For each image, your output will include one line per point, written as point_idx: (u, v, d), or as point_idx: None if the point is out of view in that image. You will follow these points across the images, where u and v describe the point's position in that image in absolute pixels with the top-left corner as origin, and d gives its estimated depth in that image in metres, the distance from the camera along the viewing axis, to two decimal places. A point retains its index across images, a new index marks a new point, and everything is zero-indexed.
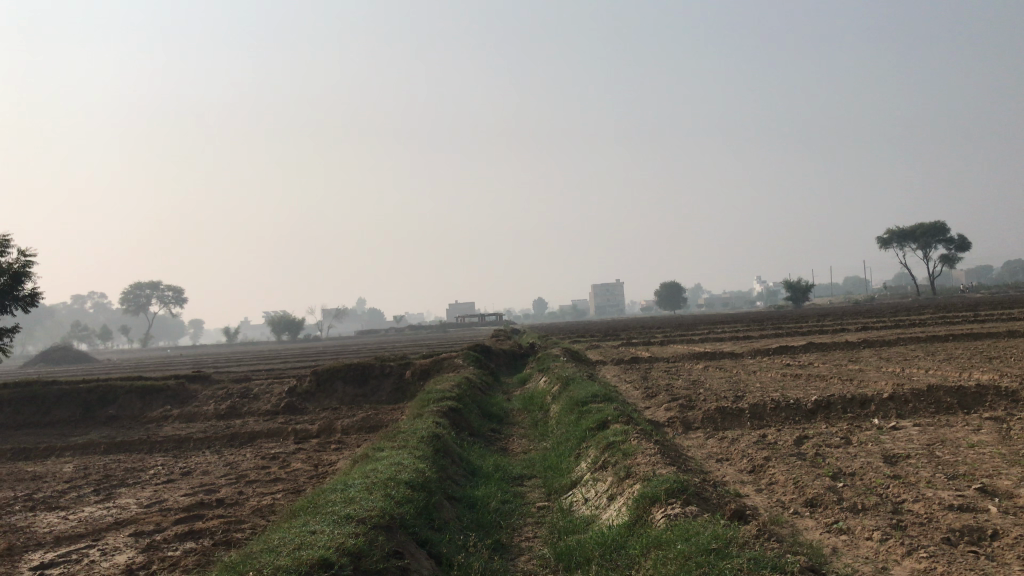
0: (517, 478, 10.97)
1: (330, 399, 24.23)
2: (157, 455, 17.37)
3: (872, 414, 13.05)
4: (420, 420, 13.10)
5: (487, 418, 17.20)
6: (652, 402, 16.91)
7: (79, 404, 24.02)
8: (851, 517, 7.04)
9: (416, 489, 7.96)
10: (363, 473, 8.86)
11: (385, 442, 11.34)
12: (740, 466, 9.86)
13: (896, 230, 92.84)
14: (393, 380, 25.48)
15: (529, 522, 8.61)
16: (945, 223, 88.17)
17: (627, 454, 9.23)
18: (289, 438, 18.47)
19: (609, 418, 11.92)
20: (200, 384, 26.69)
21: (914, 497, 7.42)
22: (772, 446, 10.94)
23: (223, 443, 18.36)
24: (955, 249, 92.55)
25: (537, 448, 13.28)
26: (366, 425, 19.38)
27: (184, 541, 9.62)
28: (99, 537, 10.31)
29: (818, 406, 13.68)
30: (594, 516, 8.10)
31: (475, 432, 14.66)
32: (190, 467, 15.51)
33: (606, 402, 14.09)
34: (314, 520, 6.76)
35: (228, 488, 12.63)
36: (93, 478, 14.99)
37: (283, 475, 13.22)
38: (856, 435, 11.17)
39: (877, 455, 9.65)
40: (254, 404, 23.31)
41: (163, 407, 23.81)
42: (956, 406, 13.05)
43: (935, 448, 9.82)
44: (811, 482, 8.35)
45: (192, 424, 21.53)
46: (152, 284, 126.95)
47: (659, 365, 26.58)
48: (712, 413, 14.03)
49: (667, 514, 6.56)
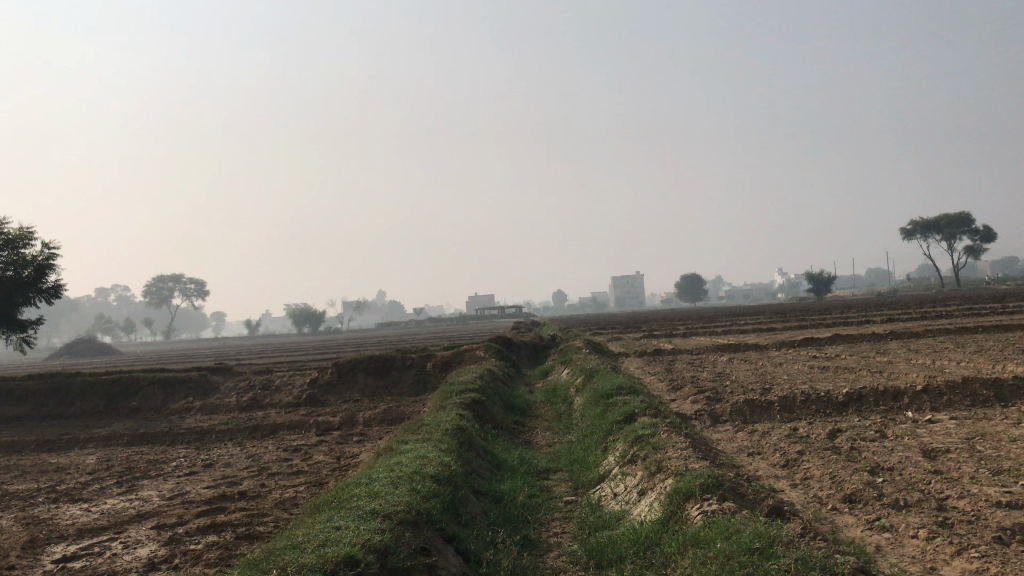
0: (543, 471, 10.76)
1: (351, 391, 24.16)
2: (179, 447, 17.34)
3: (905, 407, 12.73)
4: (443, 412, 12.95)
5: (510, 411, 17.01)
6: (678, 395, 16.67)
7: (102, 396, 24.08)
8: (894, 514, 6.78)
9: (442, 483, 7.77)
10: (388, 467, 8.67)
11: (410, 435, 11.17)
12: (773, 460, 9.61)
13: (919, 222, 91.65)
14: (414, 372, 25.37)
15: (557, 517, 8.40)
16: (970, 213, 86.99)
17: (657, 447, 8.99)
18: (312, 430, 18.41)
19: (636, 411, 11.68)
20: (222, 376, 26.72)
21: (959, 493, 7.13)
22: (804, 440, 10.66)
23: (245, 435, 18.30)
24: (980, 241, 91.37)
25: (561, 441, 13.07)
26: (388, 417, 19.23)
27: (206, 534, 9.51)
28: (121, 529, 10.22)
29: (849, 398, 13.38)
30: (625, 511, 7.88)
31: (499, 424, 14.49)
32: (212, 460, 15.44)
33: (632, 394, 13.86)
34: (338, 515, 6.57)
35: (250, 481, 12.52)
36: (116, 469, 14.96)
37: (306, 468, 13.11)
38: (891, 428, 10.87)
39: (915, 449, 9.34)
40: (275, 396, 23.26)
41: (185, 399, 23.83)
42: (992, 399, 12.70)
43: (976, 442, 9.49)
44: (848, 477, 8.08)
45: (214, 416, 21.50)
46: (175, 277, 128.18)
47: (682, 357, 26.27)
48: (741, 405, 13.77)
49: (703, 510, 6.32)
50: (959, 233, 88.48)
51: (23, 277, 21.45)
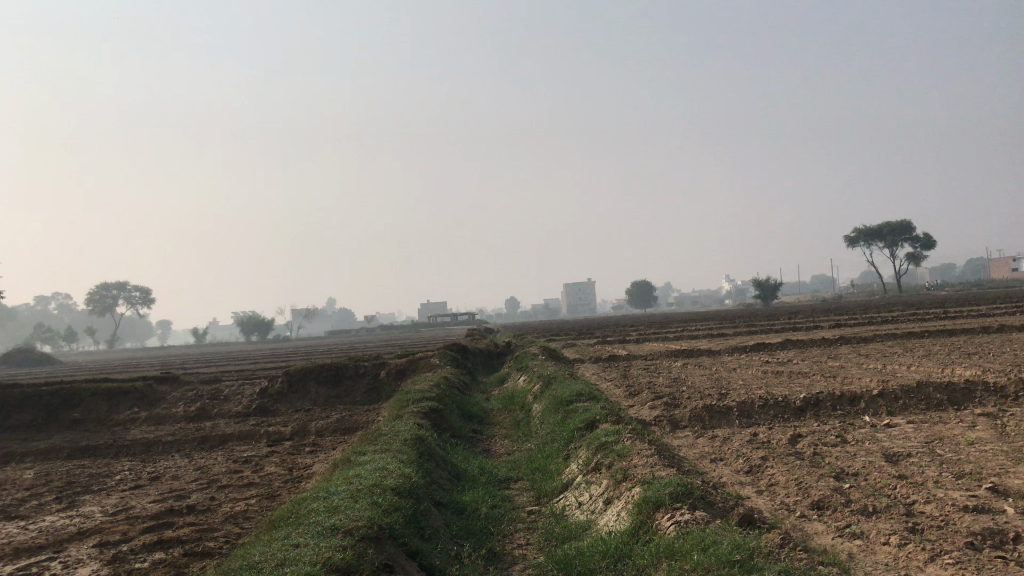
0: (504, 481, 10.54)
1: (303, 400, 23.64)
2: (124, 460, 16.72)
3: (862, 412, 12.76)
4: (401, 421, 12.64)
5: (466, 419, 16.74)
6: (635, 401, 16.54)
7: (42, 407, 23.20)
8: (864, 521, 6.71)
9: (404, 495, 7.51)
10: (346, 479, 8.34)
11: (367, 445, 10.85)
12: (737, 466, 9.52)
13: (863, 229, 93.47)
14: (367, 381, 24.93)
15: (521, 528, 8.18)
16: (911, 221, 89.08)
17: (622, 455, 8.83)
18: (262, 441, 17.93)
19: (597, 418, 11.51)
20: (169, 386, 25.96)
21: (926, 498, 7.10)
22: (766, 445, 10.60)
23: (193, 446, 17.74)
24: (921, 249, 93.63)
25: (520, 449, 12.86)
26: (342, 427, 18.82)
27: (153, 552, 9.10)
28: (61, 548, 9.74)
29: (807, 403, 13.39)
30: (591, 521, 7.70)
31: (456, 433, 14.22)
32: (158, 473, 14.89)
33: (591, 401, 13.68)
34: (296, 532, 6.27)
35: (198, 494, 12.07)
36: (56, 484, 14.35)
37: (257, 480, 12.71)
38: (851, 433, 10.87)
39: (877, 454, 9.32)
40: (223, 406, 22.64)
41: (130, 410, 23.08)
42: (946, 402, 12.79)
43: (936, 447, 9.50)
44: (814, 484, 8.00)
45: (160, 426, 20.85)
46: (118, 285, 125.26)
47: (636, 363, 26.22)
48: (699, 411, 13.70)
49: (675, 520, 6.17)
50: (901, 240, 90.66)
51: None
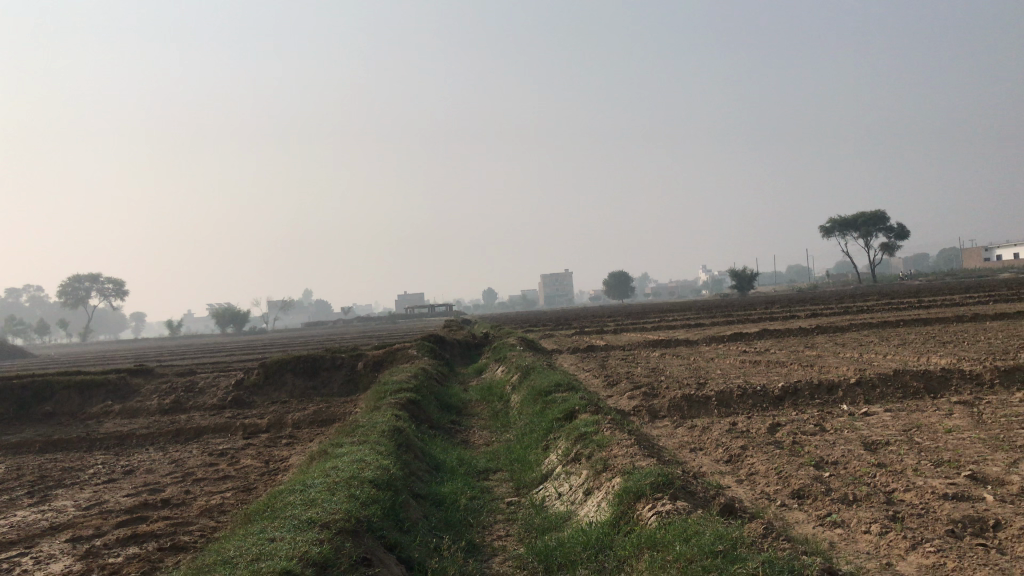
0: (483, 472, 10.47)
1: (279, 392, 23.43)
2: (97, 453, 16.47)
3: (839, 401, 12.81)
4: (378, 412, 12.53)
5: (444, 410, 16.64)
6: (614, 391, 16.53)
7: (13, 401, 22.83)
8: (845, 509, 6.69)
9: (382, 488, 7.41)
10: (323, 472, 8.22)
11: (344, 437, 10.72)
12: (716, 456, 9.51)
13: (838, 219, 94.13)
14: (344, 372, 24.75)
15: (500, 519, 8.11)
16: (885, 211, 89.84)
17: (602, 445, 8.77)
18: (238, 433, 17.73)
19: (576, 408, 11.45)
20: (143, 378, 25.65)
21: (906, 486, 7.11)
22: (745, 434, 10.60)
23: (168, 439, 17.52)
24: (895, 239, 94.46)
25: (499, 440, 12.80)
26: (319, 418, 18.67)
27: (127, 546, 8.94)
28: (33, 543, 9.55)
29: (785, 392, 13.43)
30: (571, 512, 7.65)
31: (435, 424, 14.13)
32: (133, 466, 14.67)
33: (570, 391, 13.64)
34: (272, 526, 6.14)
35: (173, 488, 11.90)
36: (27, 479, 14.10)
37: (233, 473, 12.55)
38: (829, 422, 10.90)
39: (856, 442, 9.33)
40: (199, 398, 22.40)
41: (103, 403, 22.76)
42: (923, 390, 12.85)
43: (914, 434, 9.54)
44: (794, 473, 8.00)
45: (135, 419, 20.58)
46: (92, 277, 123.76)
47: (614, 353, 26.25)
48: (678, 400, 13.69)
49: (656, 510, 6.12)
50: (875, 231, 91.40)
51: None
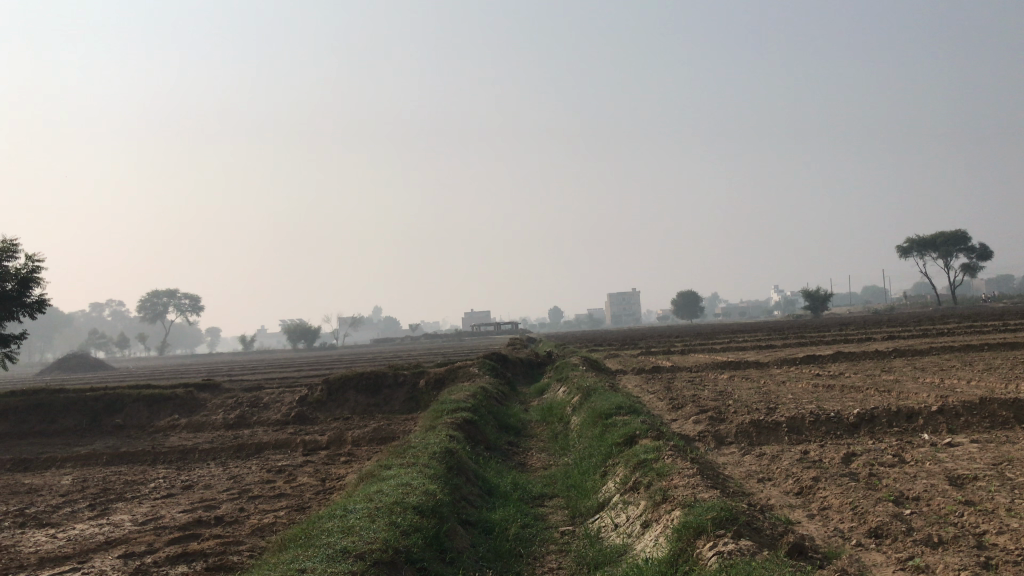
0: (538, 498, 10.05)
1: (341, 409, 23.37)
2: (160, 467, 16.56)
3: (920, 429, 12.02)
4: (432, 433, 12.23)
5: (503, 431, 16.25)
6: (679, 415, 15.93)
7: (86, 413, 23.27)
8: (929, 553, 6.09)
9: (427, 514, 7.06)
10: (367, 496, 7.93)
11: (394, 458, 10.43)
12: (786, 487, 8.91)
13: (916, 239, 90.93)
14: (406, 390, 24.60)
15: (552, 550, 7.69)
16: (967, 231, 86.60)
17: (662, 474, 8.28)
18: (298, 450, 17.64)
19: (637, 432, 10.95)
20: (209, 393, 25.90)
21: (998, 528, 6.46)
22: (818, 464, 9.95)
23: (229, 454, 17.53)
24: (977, 259, 90.97)
25: (557, 463, 12.37)
26: (378, 436, 18.47)
27: (175, 565, 8.78)
28: (85, 558, 9.48)
29: (861, 419, 12.67)
30: (627, 545, 7.19)
31: (491, 445, 13.79)
32: (192, 481, 14.64)
33: (632, 414, 13.13)
34: (305, 555, 5.87)
35: (228, 505, 11.78)
36: (90, 491, 14.20)
37: (288, 490, 12.38)
38: (910, 452, 10.16)
39: (939, 476, 8.62)
40: (263, 414, 22.47)
41: (170, 417, 23.03)
42: (1013, 420, 11.95)
43: (1005, 469, 8.78)
44: (871, 508, 7.38)
45: (199, 433, 20.72)
46: (169, 292, 127.36)
47: (681, 375, 25.50)
48: (746, 426, 13.05)
49: (717, 549, 5.65)
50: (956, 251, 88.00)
51: (6, 290, 21.00)
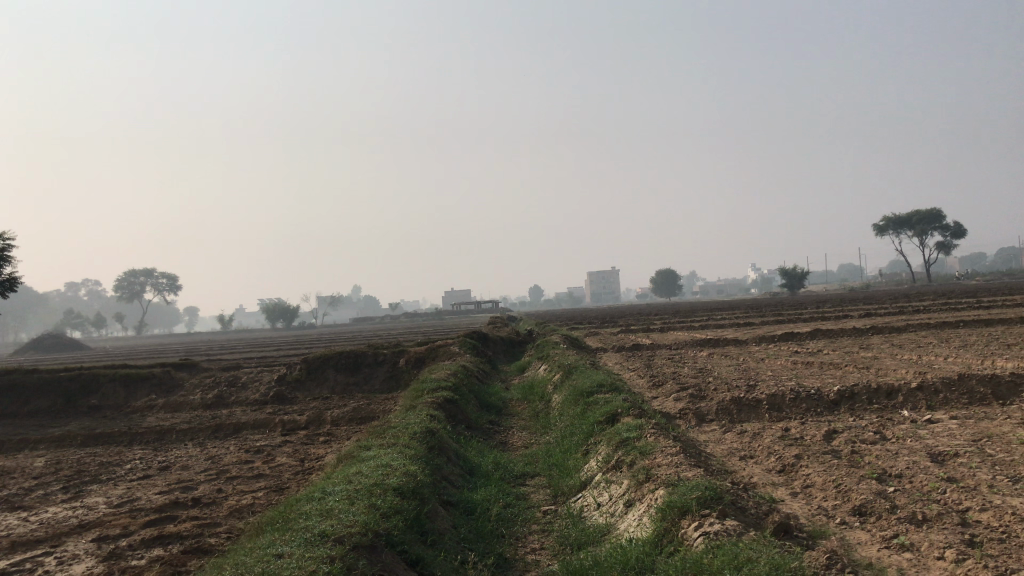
0: (520, 477, 9.98)
1: (320, 388, 23.20)
2: (136, 448, 16.34)
3: (900, 406, 12.05)
4: (413, 412, 12.09)
5: (484, 410, 16.18)
6: (660, 393, 15.90)
7: (60, 394, 22.92)
8: (914, 531, 6.05)
9: (407, 496, 6.95)
10: (346, 478, 7.80)
11: (374, 439, 10.28)
12: (769, 465, 8.88)
13: (892, 218, 91.53)
14: (386, 369, 24.44)
15: (534, 531, 7.62)
16: (942, 210, 87.33)
17: (645, 453, 8.21)
18: (277, 429, 17.48)
19: (620, 410, 10.88)
20: (187, 373, 25.62)
21: (982, 505, 6.44)
22: (800, 442, 9.92)
23: (207, 434, 17.32)
24: (952, 237, 91.81)
25: (539, 442, 12.30)
26: (357, 416, 18.36)
27: (151, 547, 8.62)
28: (58, 542, 9.28)
29: (841, 397, 12.68)
30: (610, 525, 7.12)
31: (472, 424, 13.70)
32: (169, 462, 14.43)
33: (613, 392, 13.08)
34: (282, 539, 5.76)
35: (206, 486, 11.61)
36: (65, 473, 13.97)
37: (266, 471, 12.22)
38: (891, 430, 10.16)
39: (921, 453, 8.61)
40: (241, 393, 22.26)
41: (147, 397, 22.75)
42: (990, 396, 11.99)
43: (985, 445, 8.79)
44: (855, 486, 7.34)
45: (176, 414, 20.48)
46: (146, 272, 126.15)
47: (661, 352, 25.54)
48: (727, 403, 13.02)
49: (703, 529, 5.58)
50: (930, 229, 88.72)
51: None
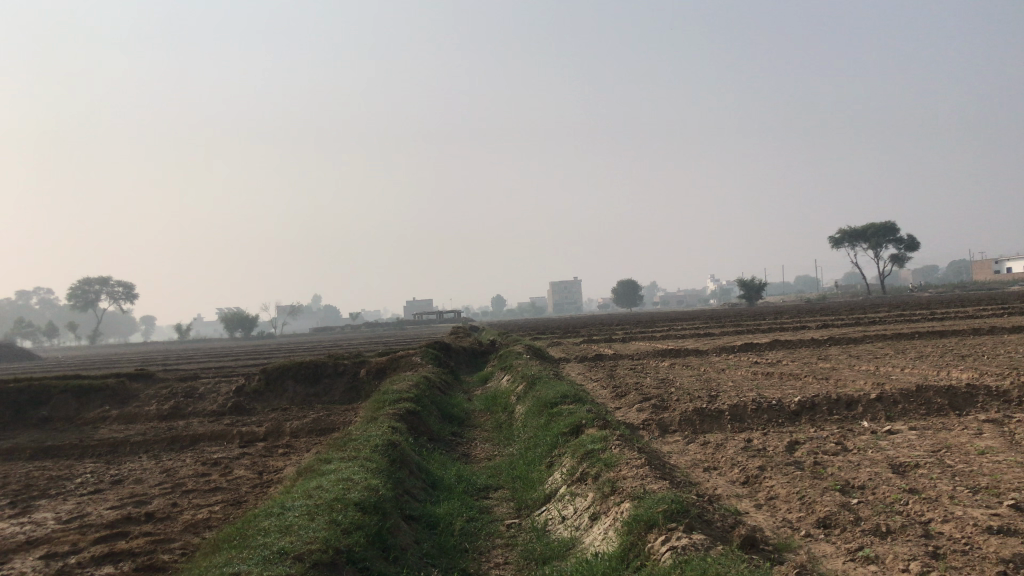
0: (483, 489, 9.87)
1: (279, 399, 22.83)
2: (88, 461, 15.89)
3: (860, 417, 12.15)
4: (374, 424, 11.91)
5: (446, 421, 16.03)
6: (623, 403, 15.87)
7: (8, 406, 22.25)
8: (879, 543, 6.06)
9: (369, 511, 6.81)
10: (306, 492, 7.62)
11: (335, 452, 10.10)
12: (732, 476, 8.88)
13: (848, 231, 92.99)
14: (346, 379, 24.16)
15: (498, 545, 7.51)
16: (896, 223, 88.98)
17: (610, 465, 8.14)
18: (235, 441, 17.14)
19: (583, 422, 10.82)
20: (142, 383, 25.07)
21: (944, 516, 6.48)
22: (763, 453, 9.94)
23: (162, 446, 16.94)
24: (906, 249, 93.58)
25: (502, 454, 12.20)
26: (317, 427, 18.08)
27: (102, 565, 8.35)
28: (3, 560, 8.95)
29: (802, 407, 12.77)
30: (575, 539, 7.04)
31: (435, 436, 13.55)
32: (122, 476, 14.06)
33: (577, 403, 13.02)
34: (239, 558, 5.59)
35: (160, 500, 11.31)
36: (12, 488, 13.52)
37: (223, 484, 11.94)
38: (851, 440, 10.23)
39: (882, 464, 8.68)
40: (198, 404, 21.82)
41: (100, 408, 22.19)
42: (947, 406, 12.14)
43: (944, 456, 8.87)
44: (819, 498, 7.35)
45: (131, 426, 20.00)
46: (101, 281, 123.70)
47: (623, 362, 25.58)
48: (690, 414, 13.03)
49: (670, 544, 5.53)
50: (885, 242, 90.35)
51: None
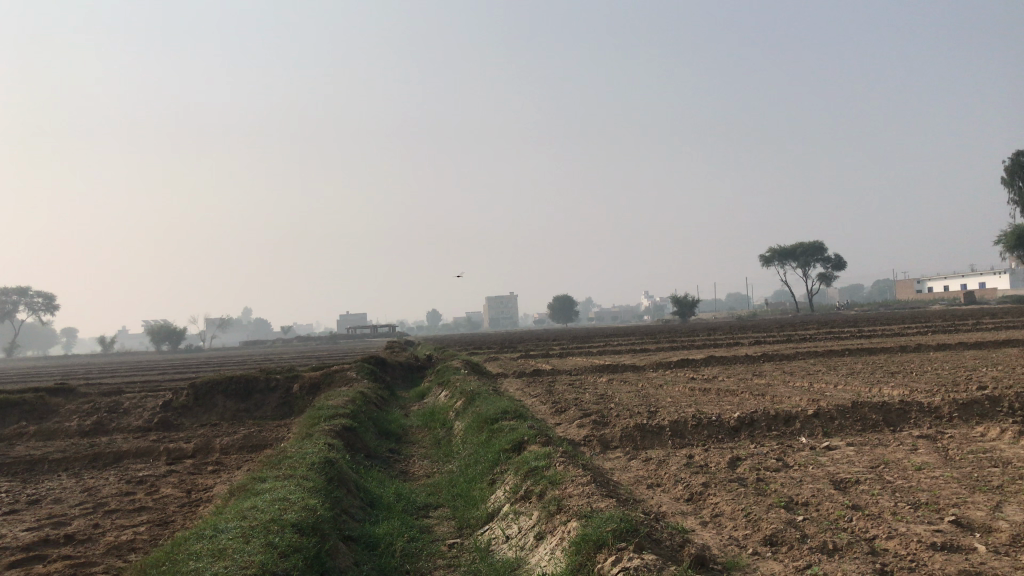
0: (423, 508, 9.62)
1: (208, 415, 22.10)
2: (2, 480, 15.09)
3: (798, 433, 12.25)
4: (309, 441, 11.53)
5: (383, 438, 15.68)
6: (562, 419, 15.76)
7: None
8: (827, 561, 6.03)
9: (306, 532, 6.52)
10: (239, 513, 7.29)
11: (268, 470, 9.72)
12: (677, 493, 8.81)
13: (778, 250, 95.11)
14: (279, 395, 23.55)
15: (440, 566, 7.27)
16: (823, 243, 91.38)
17: (555, 482, 7.99)
18: (161, 459, 16.49)
19: (525, 438, 10.65)
20: (62, 398, 24.02)
21: (888, 532, 6.50)
22: (705, 469, 9.91)
23: (83, 464, 16.19)
24: (833, 269, 96.18)
25: (441, 471, 11.95)
26: (249, 444, 17.53)
27: None
28: None
29: (741, 423, 12.82)
30: (520, 559, 6.86)
31: (372, 453, 13.22)
32: (39, 495, 13.35)
33: (518, 419, 12.85)
34: None
35: (81, 521, 10.75)
36: None
37: (149, 504, 11.42)
38: (791, 457, 10.27)
39: (824, 480, 8.72)
40: (122, 420, 20.99)
41: (16, 424, 21.14)
42: (882, 423, 12.34)
43: (882, 472, 8.96)
44: (764, 515, 7.31)
45: (49, 442, 19.09)
46: (20, 291, 119.11)
47: (560, 378, 25.51)
48: (631, 430, 12.97)
49: (622, 564, 5.38)
50: (813, 261, 92.67)
51: None
